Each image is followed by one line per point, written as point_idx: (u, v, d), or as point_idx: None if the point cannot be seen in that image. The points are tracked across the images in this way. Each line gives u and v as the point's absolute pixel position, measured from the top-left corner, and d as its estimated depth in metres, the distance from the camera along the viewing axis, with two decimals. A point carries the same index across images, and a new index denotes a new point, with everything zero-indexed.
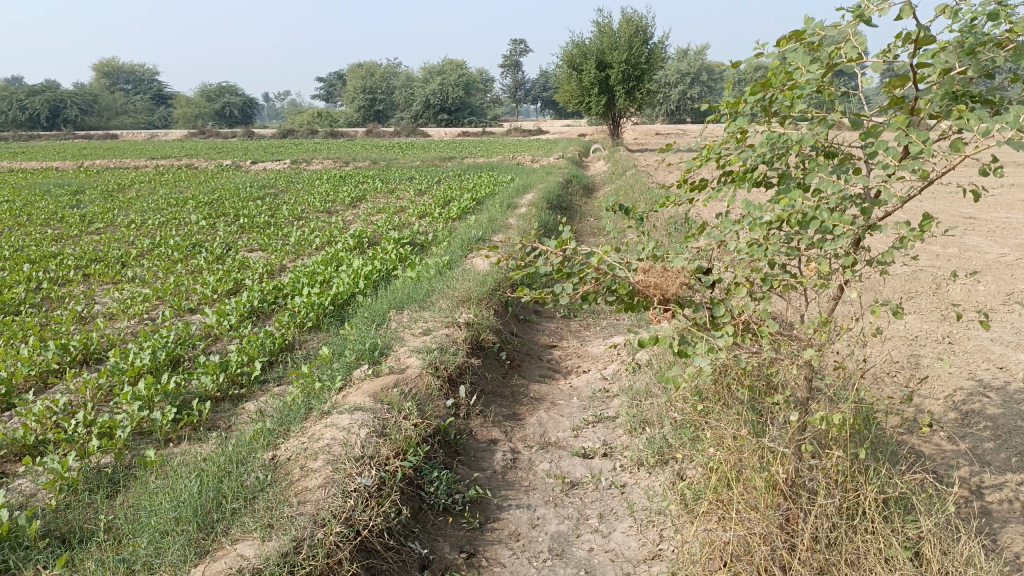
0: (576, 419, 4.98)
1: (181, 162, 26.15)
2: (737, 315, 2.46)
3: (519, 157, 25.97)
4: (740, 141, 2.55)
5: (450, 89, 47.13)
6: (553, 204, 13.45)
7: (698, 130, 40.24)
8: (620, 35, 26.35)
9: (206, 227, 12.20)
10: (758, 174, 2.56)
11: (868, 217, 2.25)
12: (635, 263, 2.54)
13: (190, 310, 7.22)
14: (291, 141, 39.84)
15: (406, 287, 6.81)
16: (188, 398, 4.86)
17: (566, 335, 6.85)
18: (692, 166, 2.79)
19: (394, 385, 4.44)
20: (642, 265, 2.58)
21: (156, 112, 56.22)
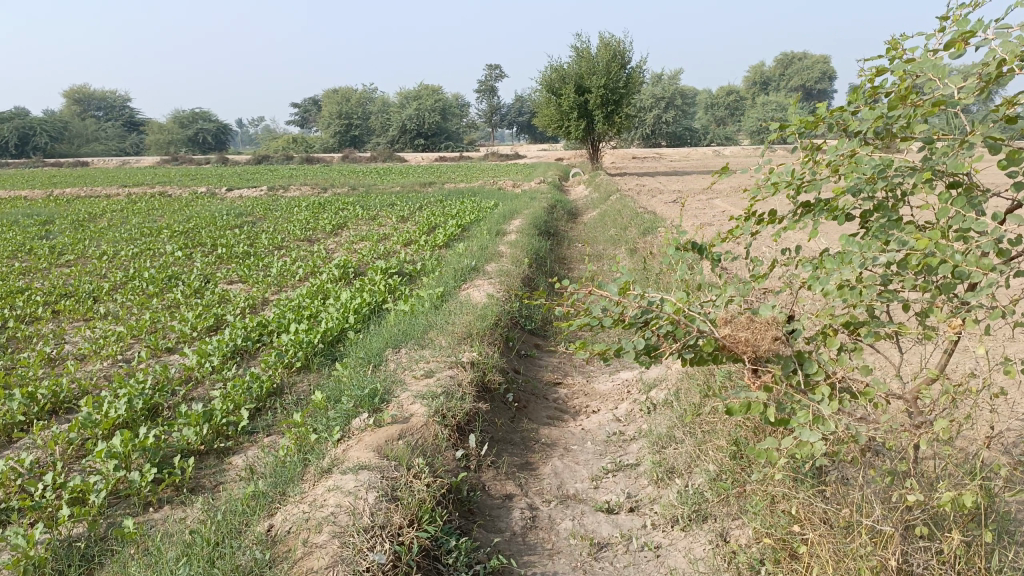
0: (594, 467, 4.60)
1: (154, 190, 25.56)
2: (831, 373, 2.10)
3: (500, 181, 25.73)
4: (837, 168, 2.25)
5: (427, 114, 46.92)
6: (541, 230, 13.14)
7: (675, 153, 40.35)
8: (598, 60, 26.30)
9: (182, 258, 11.71)
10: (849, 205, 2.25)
11: (1004, 259, 1.93)
12: (715, 312, 2.17)
13: (168, 350, 6.76)
14: (266, 167, 39.33)
15: (401, 323, 6.41)
16: (169, 453, 4.42)
17: (570, 371, 6.48)
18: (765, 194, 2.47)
19: (400, 437, 4.04)
20: (723, 314, 2.20)
21: (128, 140, 55.46)
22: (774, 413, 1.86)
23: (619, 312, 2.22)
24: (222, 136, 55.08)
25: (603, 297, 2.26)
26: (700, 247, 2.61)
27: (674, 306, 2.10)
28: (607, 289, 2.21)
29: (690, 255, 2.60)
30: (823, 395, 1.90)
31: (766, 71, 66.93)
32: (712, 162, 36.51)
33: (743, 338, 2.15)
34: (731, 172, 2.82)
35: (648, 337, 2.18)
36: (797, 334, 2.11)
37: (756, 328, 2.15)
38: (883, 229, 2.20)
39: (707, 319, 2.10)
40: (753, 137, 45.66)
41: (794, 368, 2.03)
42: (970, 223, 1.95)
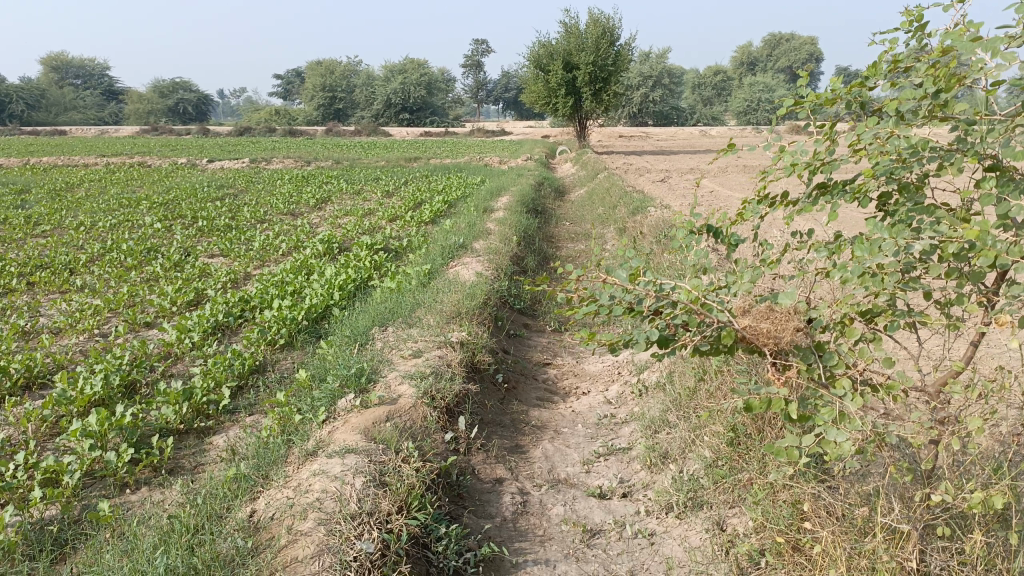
0: (585, 450, 4.50)
1: (133, 160, 25.08)
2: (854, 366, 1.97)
3: (486, 158, 25.48)
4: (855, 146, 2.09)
5: (412, 88, 46.34)
6: (528, 207, 12.98)
7: (662, 133, 40.19)
8: (587, 36, 26.00)
9: (162, 230, 11.44)
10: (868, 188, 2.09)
11: None
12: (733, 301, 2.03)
13: (146, 324, 6.57)
14: (248, 139, 38.70)
15: (388, 300, 6.25)
16: (146, 433, 4.26)
17: (559, 352, 6.37)
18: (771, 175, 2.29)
19: (387, 419, 3.92)
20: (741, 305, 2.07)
21: (106, 109, 54.41)
22: (797, 410, 1.76)
23: (628, 299, 2.12)
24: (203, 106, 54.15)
25: (612, 286, 2.16)
26: (712, 230, 2.43)
27: (690, 293, 1.99)
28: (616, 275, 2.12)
29: (700, 239, 2.43)
30: (845, 389, 1.80)
31: (754, 50, 66.69)
32: (698, 142, 36.38)
33: (762, 330, 2.00)
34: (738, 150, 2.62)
35: (662, 327, 2.06)
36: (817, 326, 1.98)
37: (777, 320, 2.02)
38: (910, 213, 2.03)
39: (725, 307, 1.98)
40: (740, 117, 45.51)
41: (813, 361, 1.92)
42: (1013, 209, 1.80)
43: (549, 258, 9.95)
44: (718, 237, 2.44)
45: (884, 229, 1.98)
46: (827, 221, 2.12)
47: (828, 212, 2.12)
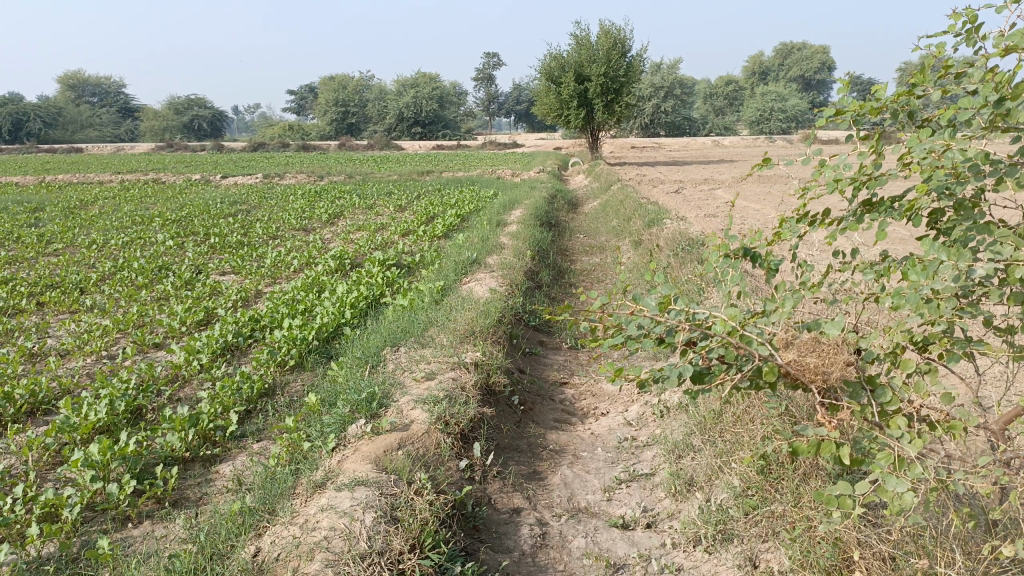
0: (606, 476, 4.31)
1: (147, 177, 25.19)
2: (911, 402, 1.78)
3: (499, 170, 25.37)
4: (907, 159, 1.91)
5: (425, 102, 46.40)
6: (542, 220, 12.82)
7: (674, 143, 40.01)
8: (599, 47, 25.88)
9: (174, 247, 11.37)
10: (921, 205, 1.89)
11: None
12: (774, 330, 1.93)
13: (155, 346, 6.45)
14: (261, 154, 38.87)
15: (400, 319, 6.10)
16: (151, 461, 4.12)
17: (577, 370, 6.19)
18: (810, 191, 2.11)
19: (398, 446, 3.75)
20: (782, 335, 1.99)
21: (122, 126, 54.97)
22: (851, 454, 1.58)
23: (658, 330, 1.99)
24: (218, 122, 54.52)
25: (639, 315, 2.07)
26: (748, 253, 2.26)
27: (727, 326, 1.87)
28: (645, 303, 2.02)
29: (736, 263, 2.27)
30: (902, 429, 1.62)
31: (766, 59, 66.43)
32: (711, 152, 36.13)
33: (808, 365, 1.90)
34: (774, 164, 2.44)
35: (695, 362, 1.94)
36: (869, 357, 1.80)
37: (825, 353, 1.93)
38: (968, 232, 1.83)
39: (766, 341, 1.86)
40: (753, 126, 45.21)
41: (865, 398, 1.74)
42: None
43: (563, 272, 9.77)
44: (756, 261, 2.27)
45: (941, 250, 1.79)
46: (876, 240, 1.93)
47: (876, 231, 1.93)
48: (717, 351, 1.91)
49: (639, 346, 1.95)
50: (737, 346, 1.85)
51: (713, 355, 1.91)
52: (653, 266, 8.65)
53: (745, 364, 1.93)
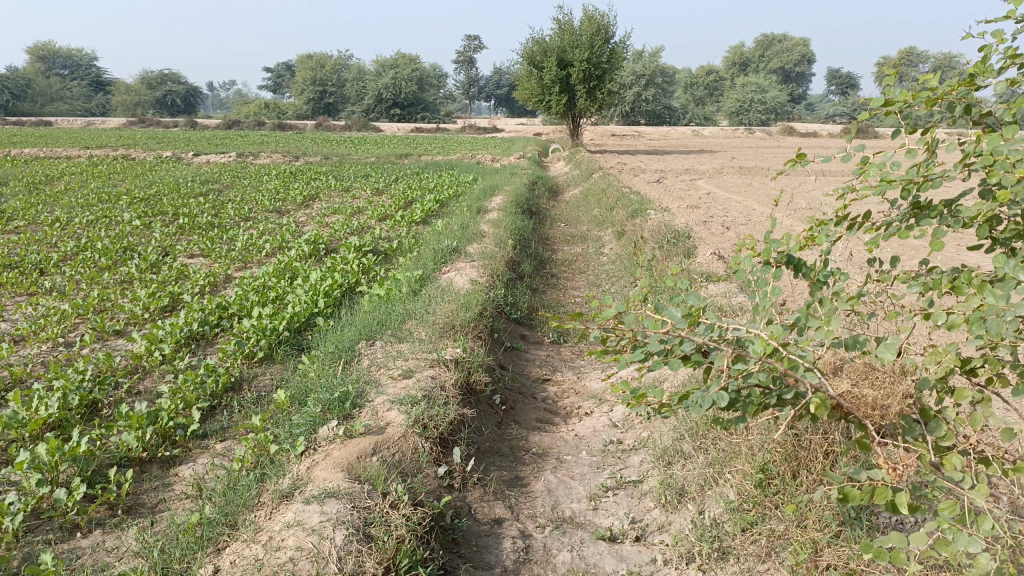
0: (592, 483, 4.07)
1: (118, 153, 24.54)
2: (971, 437, 1.58)
3: (479, 155, 25.00)
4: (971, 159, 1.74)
5: (403, 83, 45.72)
6: (523, 207, 12.56)
7: (655, 133, 39.83)
8: (581, 33, 25.52)
9: (140, 227, 10.94)
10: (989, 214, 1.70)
11: None
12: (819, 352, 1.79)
13: (116, 333, 6.11)
14: (235, 132, 38.06)
15: (377, 310, 5.82)
16: (104, 463, 3.83)
17: (559, 367, 5.96)
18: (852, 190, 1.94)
19: (374, 452, 3.51)
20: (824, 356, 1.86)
21: (94, 99, 53.86)
22: (908, 501, 1.40)
23: (687, 348, 1.85)
24: (191, 98, 53.34)
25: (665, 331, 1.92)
26: (790, 261, 1.97)
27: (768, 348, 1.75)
28: (671, 317, 1.89)
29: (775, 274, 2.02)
30: (964, 473, 1.43)
31: (748, 50, 66.33)
32: (690, 141, 36.02)
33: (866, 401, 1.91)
34: (806, 160, 2.25)
35: (731, 388, 1.81)
36: (924, 385, 1.61)
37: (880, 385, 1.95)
38: None
39: (812, 367, 1.73)
40: (732, 117, 45.19)
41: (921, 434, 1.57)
42: None
43: (545, 262, 9.53)
44: (798, 270, 1.98)
45: (1015, 268, 1.58)
46: (931, 250, 1.75)
47: (932, 239, 1.76)
48: (757, 377, 1.80)
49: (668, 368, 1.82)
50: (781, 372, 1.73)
51: (751, 380, 1.80)
52: (637, 259, 8.44)
53: (783, 391, 1.82)
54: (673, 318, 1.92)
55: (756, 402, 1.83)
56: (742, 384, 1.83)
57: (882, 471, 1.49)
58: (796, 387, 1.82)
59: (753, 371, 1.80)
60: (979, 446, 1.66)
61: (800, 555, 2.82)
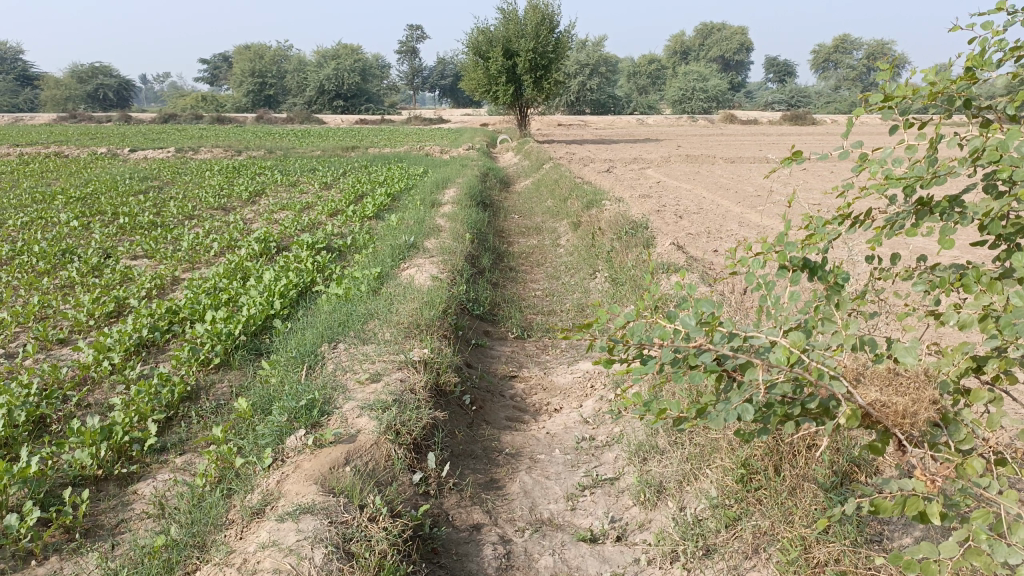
0: (567, 483, 3.98)
1: (49, 150, 23.54)
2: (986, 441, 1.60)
3: (427, 147, 24.72)
4: (974, 155, 1.73)
5: (346, 74, 44.96)
6: (476, 200, 12.44)
7: (600, 122, 40.04)
8: (527, 23, 25.38)
9: (78, 228, 10.46)
10: (995, 206, 1.68)
11: None
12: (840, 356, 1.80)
13: (60, 342, 5.80)
14: (172, 126, 36.89)
15: (337, 311, 5.66)
16: (56, 484, 3.61)
17: (525, 363, 5.89)
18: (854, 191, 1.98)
19: (346, 462, 3.39)
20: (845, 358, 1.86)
21: (20, 94, 51.67)
22: (940, 510, 1.43)
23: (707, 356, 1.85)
24: (124, 91, 51.59)
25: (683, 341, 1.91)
26: (808, 265, 1.97)
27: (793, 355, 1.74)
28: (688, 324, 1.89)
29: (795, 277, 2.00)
30: (990, 478, 1.44)
31: (690, 40, 67.10)
32: (634, 131, 36.30)
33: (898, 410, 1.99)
34: (807, 158, 2.33)
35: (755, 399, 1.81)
36: (946, 388, 1.63)
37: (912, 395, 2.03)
38: None
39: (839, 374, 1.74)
40: (676, 106, 45.70)
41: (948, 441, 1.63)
42: None
43: (503, 256, 9.44)
44: (816, 274, 1.97)
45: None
46: (940, 247, 1.75)
47: (941, 239, 1.77)
48: (781, 388, 1.80)
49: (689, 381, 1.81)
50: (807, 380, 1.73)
51: (776, 392, 1.79)
52: (596, 251, 8.44)
53: (808, 400, 1.82)
54: (688, 327, 1.92)
55: (780, 411, 1.83)
56: (766, 395, 1.82)
57: (911, 481, 1.50)
58: (819, 395, 1.82)
59: (777, 382, 1.81)
60: (995, 448, 1.66)
61: (791, 553, 2.84)
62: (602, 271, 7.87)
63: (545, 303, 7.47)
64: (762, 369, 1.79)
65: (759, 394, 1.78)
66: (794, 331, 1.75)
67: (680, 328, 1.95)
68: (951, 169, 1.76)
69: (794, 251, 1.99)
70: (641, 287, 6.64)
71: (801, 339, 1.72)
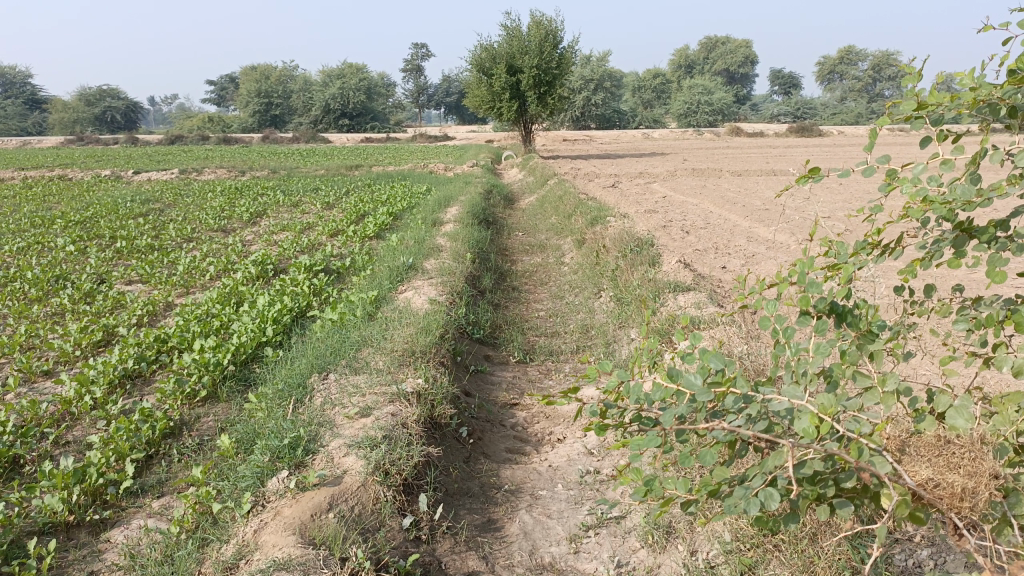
0: (570, 522, 3.68)
1: (54, 173, 23.50)
2: None
3: (432, 164, 24.59)
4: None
5: (352, 93, 45.06)
6: (480, 218, 12.24)
7: (605, 137, 39.89)
8: (530, 39, 25.29)
9: (75, 253, 10.31)
10: None
11: None
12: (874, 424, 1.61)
13: (44, 374, 5.60)
14: (178, 147, 36.93)
15: (331, 337, 5.43)
16: (23, 533, 3.38)
17: (527, 390, 5.64)
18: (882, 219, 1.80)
19: (329, 507, 3.15)
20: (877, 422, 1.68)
21: (29, 118, 52.00)
22: None
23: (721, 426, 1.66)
24: (132, 114, 51.91)
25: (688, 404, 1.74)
26: (836, 309, 1.81)
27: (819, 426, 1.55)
28: (695, 387, 1.71)
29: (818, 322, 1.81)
30: None
31: (694, 56, 67.13)
32: (640, 144, 36.16)
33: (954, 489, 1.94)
34: (821, 173, 2.15)
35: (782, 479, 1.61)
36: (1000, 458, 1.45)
37: (968, 467, 2.00)
38: None
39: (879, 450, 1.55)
40: (681, 120, 45.57)
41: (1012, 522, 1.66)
42: None
43: (506, 275, 9.23)
44: (845, 320, 1.80)
45: None
46: (992, 280, 1.57)
47: (989, 271, 1.59)
48: (811, 465, 1.61)
49: (698, 460, 1.62)
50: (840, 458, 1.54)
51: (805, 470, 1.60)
52: (601, 269, 8.23)
53: (842, 476, 1.63)
54: (694, 389, 1.74)
55: (812, 494, 1.62)
56: (791, 473, 1.63)
57: None
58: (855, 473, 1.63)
59: (806, 459, 1.62)
60: None
61: None
62: (608, 289, 7.65)
63: (548, 325, 7.24)
64: (789, 448, 1.59)
65: (782, 475, 1.59)
66: (823, 397, 1.56)
67: (685, 388, 1.78)
68: (1003, 191, 1.57)
69: (819, 293, 1.81)
70: (647, 307, 6.41)
71: (829, 406, 1.54)
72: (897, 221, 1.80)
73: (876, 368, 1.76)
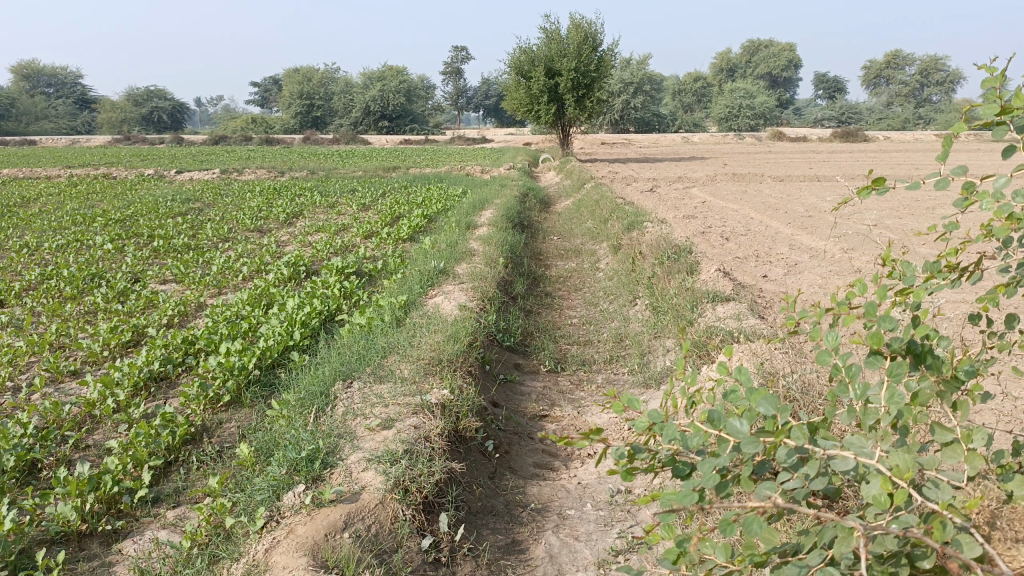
0: (598, 546, 3.46)
1: (99, 172, 23.97)
2: None
3: (469, 166, 24.51)
4: None
5: (392, 96, 45.34)
6: (514, 221, 12.09)
7: (644, 140, 39.56)
8: (569, 42, 25.11)
9: (113, 251, 10.39)
10: None
11: None
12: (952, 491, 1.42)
13: (72, 374, 5.59)
14: (221, 148, 37.49)
15: (357, 343, 5.31)
16: (34, 541, 3.30)
17: (558, 401, 5.45)
18: (965, 243, 1.60)
19: (345, 525, 3.01)
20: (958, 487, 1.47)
21: (79, 117, 53.30)
22: None
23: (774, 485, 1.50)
24: (177, 114, 52.94)
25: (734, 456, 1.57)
26: (913, 349, 1.64)
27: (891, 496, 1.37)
28: (743, 439, 1.54)
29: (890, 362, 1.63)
30: None
31: (736, 59, 66.27)
32: (680, 148, 35.72)
33: None
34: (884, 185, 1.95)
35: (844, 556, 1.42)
36: None
37: None
38: None
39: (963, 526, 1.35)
40: (722, 123, 44.94)
41: None
42: None
43: (539, 280, 9.06)
44: (923, 361, 1.62)
45: None
46: None
47: None
48: (883, 544, 1.41)
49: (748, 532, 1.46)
50: (919, 536, 1.33)
51: (874, 548, 1.41)
52: (636, 276, 8.03)
53: (917, 554, 1.43)
54: (741, 440, 1.57)
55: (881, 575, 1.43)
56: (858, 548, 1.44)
57: None
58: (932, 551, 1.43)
59: (878, 534, 1.43)
60: None
61: None
62: (643, 297, 7.45)
63: (581, 333, 7.04)
64: (855, 524, 1.41)
65: (848, 553, 1.40)
66: (898, 459, 1.38)
67: (729, 437, 1.61)
68: None
69: (893, 331, 1.63)
70: (684, 318, 6.18)
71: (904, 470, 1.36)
72: (979, 241, 1.61)
73: (957, 418, 1.56)
